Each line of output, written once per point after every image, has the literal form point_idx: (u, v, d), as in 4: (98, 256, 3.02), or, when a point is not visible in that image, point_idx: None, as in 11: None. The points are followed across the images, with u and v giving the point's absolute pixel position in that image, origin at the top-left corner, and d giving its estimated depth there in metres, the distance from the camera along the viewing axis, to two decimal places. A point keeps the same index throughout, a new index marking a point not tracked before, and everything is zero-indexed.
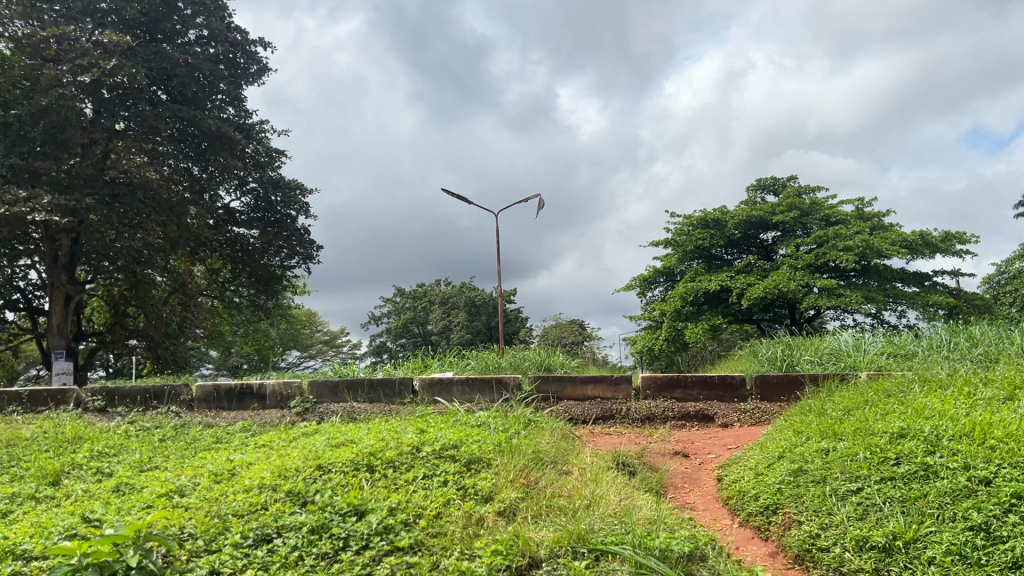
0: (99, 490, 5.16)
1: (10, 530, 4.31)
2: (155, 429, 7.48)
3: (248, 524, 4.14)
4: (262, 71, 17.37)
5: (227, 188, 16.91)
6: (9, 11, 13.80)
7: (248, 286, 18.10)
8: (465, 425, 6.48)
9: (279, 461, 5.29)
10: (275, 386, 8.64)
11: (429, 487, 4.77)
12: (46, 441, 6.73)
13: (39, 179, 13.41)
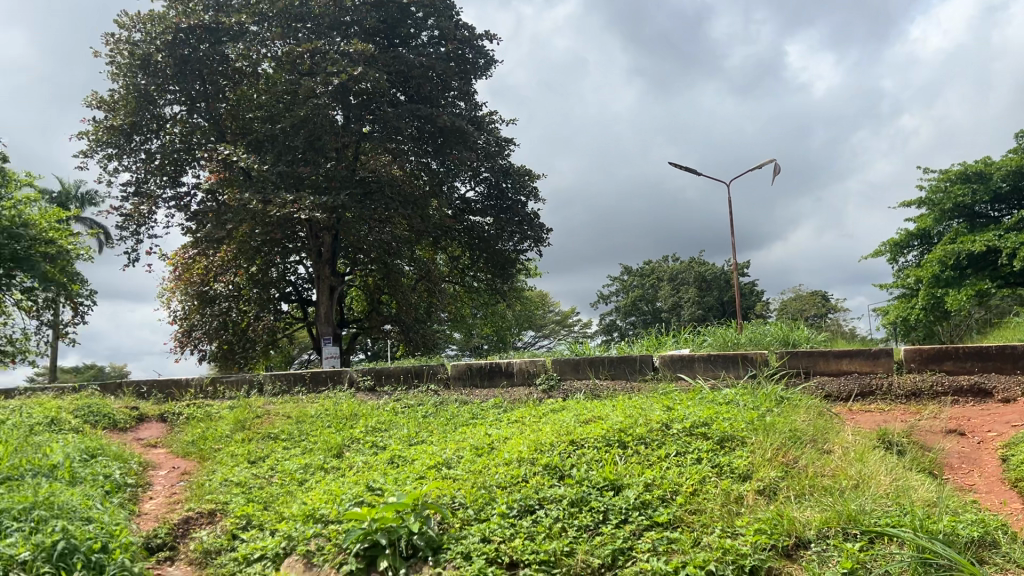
0: (376, 462, 5.66)
1: (308, 496, 4.84)
2: (418, 406, 8.07)
3: (512, 496, 4.33)
4: (490, 64, 17.99)
5: (463, 179, 17.66)
6: (271, 34, 15.33)
7: (486, 271, 18.91)
8: (713, 402, 6.35)
9: (534, 436, 5.49)
10: (522, 364, 8.96)
11: (683, 464, 4.73)
12: (328, 417, 7.50)
13: (303, 183, 14.69)
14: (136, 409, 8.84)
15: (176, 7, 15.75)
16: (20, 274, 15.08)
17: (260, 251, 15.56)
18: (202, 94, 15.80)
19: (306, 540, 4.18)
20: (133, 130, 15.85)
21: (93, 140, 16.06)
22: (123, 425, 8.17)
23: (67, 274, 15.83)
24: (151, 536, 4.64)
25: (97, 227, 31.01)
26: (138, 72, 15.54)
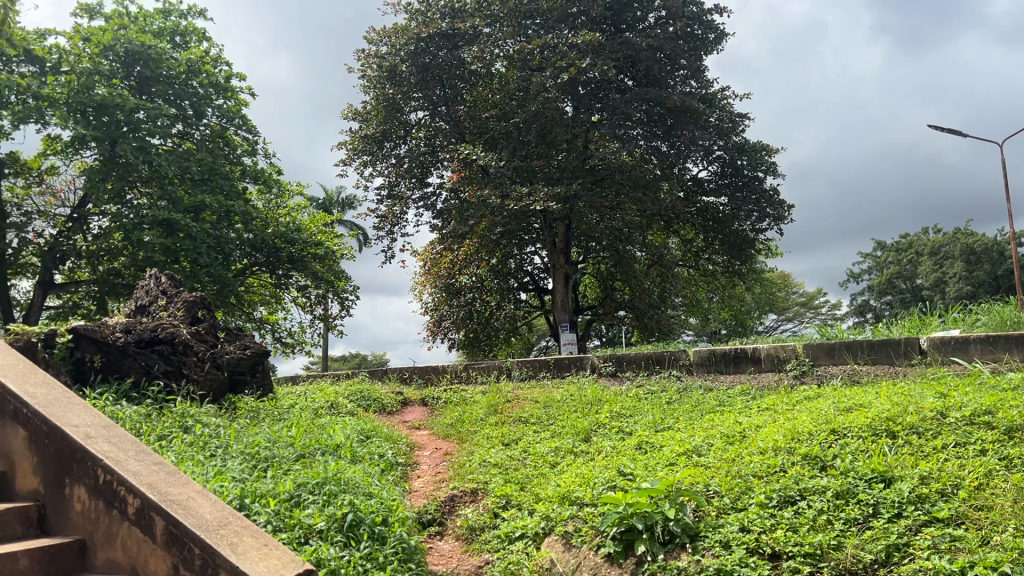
0: (625, 447, 5.70)
1: (561, 479, 4.98)
2: (662, 392, 8.03)
3: (770, 485, 4.19)
4: (720, 38, 17.40)
5: (695, 160, 17.17)
6: (503, 33, 15.78)
7: (723, 253, 18.30)
8: (995, 388, 5.73)
9: (790, 424, 5.26)
10: (770, 349, 8.59)
11: (964, 456, 4.31)
12: (574, 403, 7.66)
13: (536, 176, 14.97)
14: (400, 393, 9.59)
15: (417, 18, 16.82)
16: (295, 274, 16.80)
17: (498, 243, 16.21)
18: (442, 98, 16.76)
19: (563, 521, 4.33)
20: (383, 137, 17.20)
21: (351, 149, 17.55)
22: (390, 408, 8.88)
23: (333, 273, 17.27)
24: (422, 511, 5.01)
25: (358, 228, 34.01)
26: (386, 83, 16.84)
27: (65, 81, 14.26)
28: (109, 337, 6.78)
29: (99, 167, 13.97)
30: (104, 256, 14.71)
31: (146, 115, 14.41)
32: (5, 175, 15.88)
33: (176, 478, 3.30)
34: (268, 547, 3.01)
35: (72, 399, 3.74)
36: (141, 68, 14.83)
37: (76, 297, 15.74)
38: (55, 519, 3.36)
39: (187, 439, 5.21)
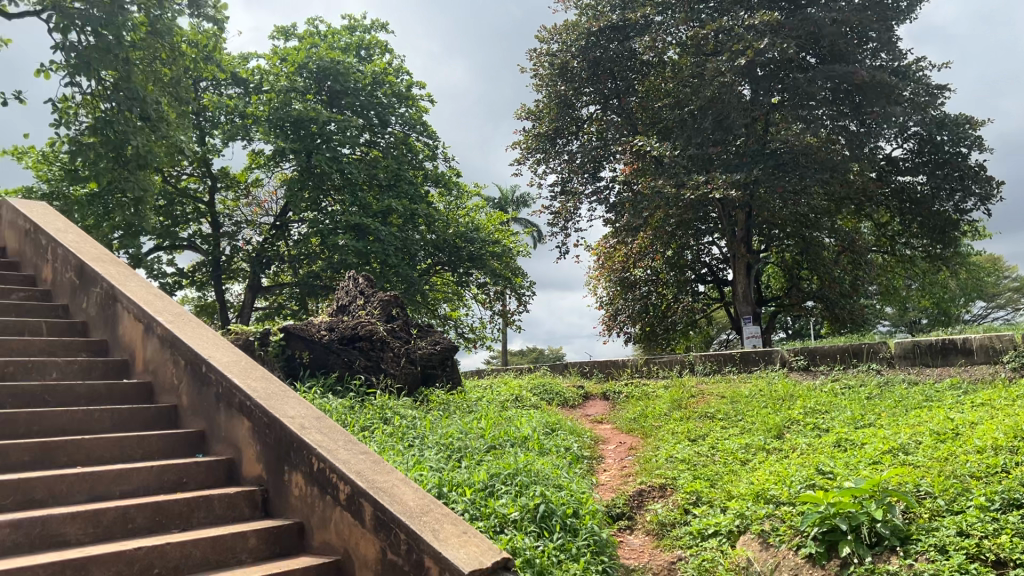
0: (822, 445, 5.43)
1: (755, 476, 4.83)
2: (861, 387, 7.58)
3: (992, 487, 3.85)
4: (914, 6, 16.16)
5: (888, 138, 15.96)
6: (676, 20, 15.38)
7: (922, 236, 17.01)
8: None
9: (1012, 422, 4.80)
10: (982, 339, 7.93)
11: None
12: (764, 398, 7.38)
13: (712, 163, 14.60)
14: (582, 387, 9.67)
15: (588, 12, 16.76)
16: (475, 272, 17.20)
17: (675, 235, 15.89)
18: (613, 91, 16.78)
19: (760, 520, 4.19)
20: (556, 134, 17.45)
21: (526, 148, 17.82)
22: (573, 402, 8.97)
23: (510, 269, 17.40)
24: (612, 505, 5.01)
25: (534, 225, 34.64)
26: (558, 80, 17.05)
27: (265, 99, 15.47)
28: (316, 334, 7.44)
29: (296, 177, 15.07)
30: (303, 259, 15.83)
31: (336, 126, 15.34)
32: (218, 189, 17.44)
33: (380, 466, 3.49)
34: (467, 535, 3.12)
35: (288, 392, 4.05)
36: (331, 82, 15.78)
37: (281, 298, 17.06)
38: (277, 502, 3.66)
39: (386, 430, 5.53)
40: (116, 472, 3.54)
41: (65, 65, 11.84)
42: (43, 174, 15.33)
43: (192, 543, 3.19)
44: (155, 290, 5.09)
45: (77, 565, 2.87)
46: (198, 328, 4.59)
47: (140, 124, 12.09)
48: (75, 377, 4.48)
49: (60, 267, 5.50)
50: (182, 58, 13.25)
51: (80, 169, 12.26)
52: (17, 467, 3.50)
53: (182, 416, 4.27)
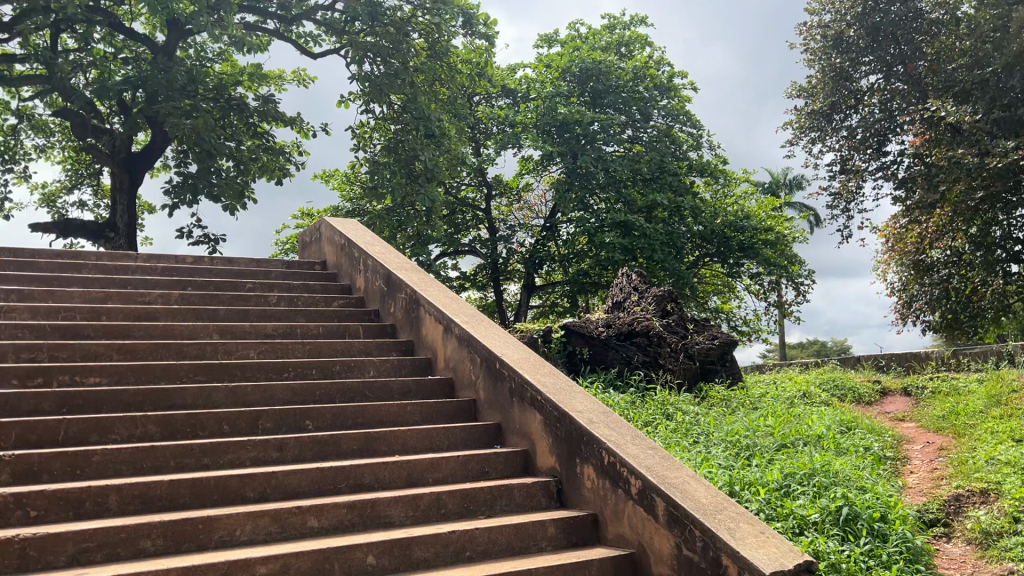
0: None
1: None
2: None
3: None
4: None
5: None
6: None
7: None
8: None
9: None
10: None
11: None
12: None
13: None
14: (879, 382, 8.97)
15: None
16: (747, 261, 16.54)
17: None
18: (898, 56, 15.04)
19: None
20: (832, 111, 15.99)
21: (798, 129, 16.63)
22: (868, 398, 8.36)
23: (786, 258, 16.51)
24: (924, 510, 4.63)
25: (809, 210, 32.95)
26: (832, 52, 15.89)
27: (533, 107, 16.10)
28: (593, 330, 7.69)
29: (564, 179, 15.53)
30: (573, 259, 16.21)
31: (601, 125, 15.58)
32: (493, 196, 18.41)
33: (670, 462, 3.49)
34: (765, 535, 3.03)
35: (576, 387, 4.19)
36: (594, 83, 16.02)
37: (555, 296, 17.66)
38: (571, 494, 3.80)
39: (671, 425, 5.57)
40: (428, 460, 3.88)
41: (360, 94, 13.19)
42: (346, 193, 17.19)
43: (497, 529, 3.42)
44: (451, 294, 5.49)
45: (402, 544, 3.19)
46: (491, 328, 4.89)
47: (424, 141, 13.12)
48: (388, 374, 4.97)
49: (370, 276, 6.13)
50: (458, 76, 14.19)
51: (376, 187, 13.56)
52: (348, 455, 3.97)
53: (479, 409, 4.57)
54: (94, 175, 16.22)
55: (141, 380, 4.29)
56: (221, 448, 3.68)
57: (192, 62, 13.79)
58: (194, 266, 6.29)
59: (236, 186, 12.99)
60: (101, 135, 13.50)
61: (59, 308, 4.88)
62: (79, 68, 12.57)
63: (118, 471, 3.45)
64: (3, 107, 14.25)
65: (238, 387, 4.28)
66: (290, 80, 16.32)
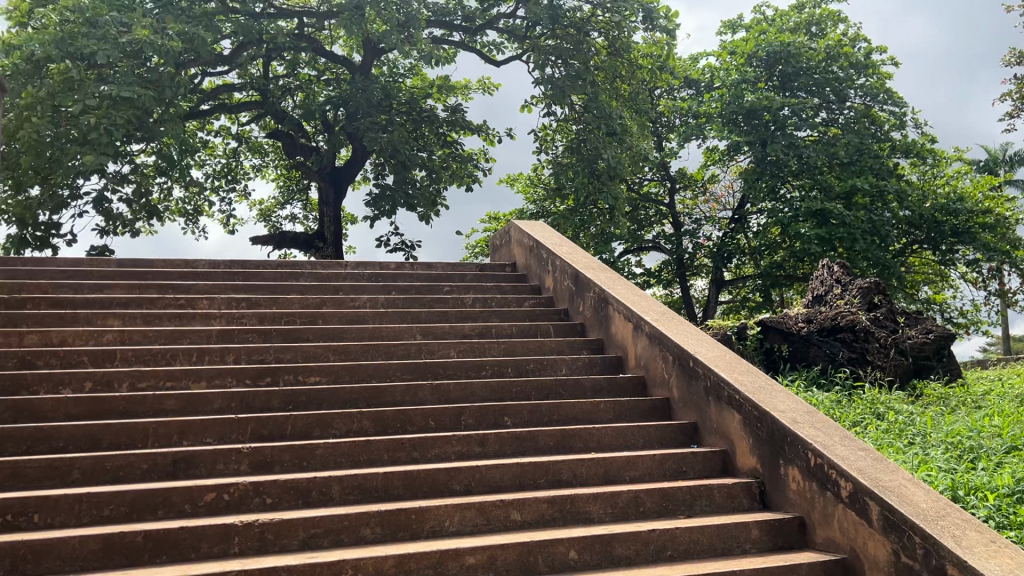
0: None
1: None
2: None
3: None
4: None
5: None
6: None
7: None
8: None
9: None
10: None
11: None
12: None
13: None
14: None
15: None
16: (961, 247, 15.22)
17: None
18: None
19: None
20: None
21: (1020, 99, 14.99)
22: None
23: (1009, 241, 15.04)
24: None
25: None
26: None
27: (717, 96, 15.64)
28: (793, 327, 7.40)
29: (752, 169, 14.97)
30: (764, 251, 15.57)
31: (791, 110, 14.88)
32: (678, 190, 18.09)
33: (884, 464, 3.30)
34: (996, 544, 2.81)
35: (776, 386, 4.05)
36: (783, 66, 15.34)
37: (746, 291, 17.10)
38: (775, 496, 3.68)
39: (882, 426, 5.25)
40: (625, 458, 3.90)
41: (544, 97, 13.42)
42: (531, 195, 17.53)
43: (700, 530, 3.38)
44: (641, 291, 5.48)
45: (604, 540, 3.23)
46: (683, 325, 4.82)
47: (606, 138, 13.13)
48: (581, 372, 5.04)
49: (559, 276, 6.23)
50: (640, 71, 14.08)
51: (561, 188, 13.75)
52: (546, 451, 4.06)
53: (673, 408, 4.52)
54: (303, 191, 17.55)
55: (354, 379, 4.62)
56: (427, 443, 3.89)
57: (385, 79, 14.60)
58: (396, 272, 6.66)
59: (429, 194, 13.66)
60: (309, 153, 14.58)
61: (281, 314, 5.34)
62: (288, 92, 13.66)
63: (338, 463, 3.73)
64: (226, 132, 15.77)
65: (441, 385, 4.50)
66: (476, 89, 16.88)
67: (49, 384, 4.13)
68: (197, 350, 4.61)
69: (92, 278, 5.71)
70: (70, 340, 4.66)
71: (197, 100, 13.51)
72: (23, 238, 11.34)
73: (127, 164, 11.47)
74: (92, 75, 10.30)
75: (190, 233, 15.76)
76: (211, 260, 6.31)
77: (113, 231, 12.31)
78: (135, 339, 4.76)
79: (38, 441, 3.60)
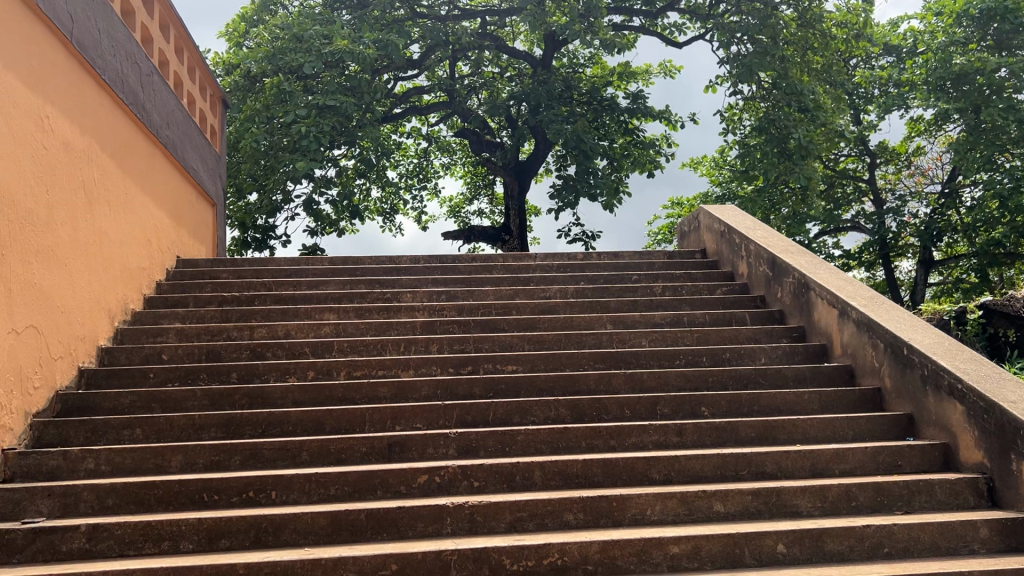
0: None
1: None
2: None
3: None
4: None
5: None
6: None
7: None
8: None
9: None
10: None
11: None
12: None
13: None
14: None
15: None
16: None
17: None
18: None
19: None
20: None
21: None
22: None
23: None
24: None
25: None
26: None
27: (922, 62, 14.46)
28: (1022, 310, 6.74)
29: (965, 138, 13.68)
30: (981, 227, 14.21)
31: (1010, 71, 13.45)
32: (878, 165, 16.95)
33: None
34: None
35: (1004, 374, 3.73)
36: (999, 24, 13.77)
37: (959, 271, 15.76)
38: (1006, 493, 3.39)
39: None
40: (833, 451, 3.73)
41: (729, 77, 12.99)
42: (717, 179, 17.05)
43: (920, 528, 3.18)
44: (845, 276, 5.20)
45: (814, 535, 3.12)
46: (895, 311, 4.53)
47: (797, 116, 12.48)
48: (781, 361, 4.86)
49: (755, 263, 6.03)
50: (835, 43, 13.32)
51: (750, 170, 13.28)
52: (747, 442, 3.97)
53: (886, 398, 4.27)
54: (490, 186, 18.08)
55: (550, 367, 4.72)
56: (625, 431, 3.91)
57: (566, 71, 14.71)
58: (585, 262, 6.72)
59: (613, 183, 13.50)
60: (495, 149, 14.95)
61: (478, 306, 5.55)
62: (474, 90, 14.10)
63: (539, 450, 3.84)
64: (417, 133, 16.51)
65: (635, 374, 4.51)
66: (658, 73, 16.65)
67: (278, 373, 4.53)
68: (404, 340, 4.89)
69: (308, 276, 6.19)
70: (292, 333, 5.09)
71: (390, 104, 14.25)
72: (245, 240, 12.48)
73: (332, 167, 12.31)
74: (300, 87, 11.16)
75: (388, 230, 16.67)
76: (411, 255, 6.66)
77: (321, 231, 13.28)
78: (348, 331, 5.12)
79: (271, 425, 3.97)
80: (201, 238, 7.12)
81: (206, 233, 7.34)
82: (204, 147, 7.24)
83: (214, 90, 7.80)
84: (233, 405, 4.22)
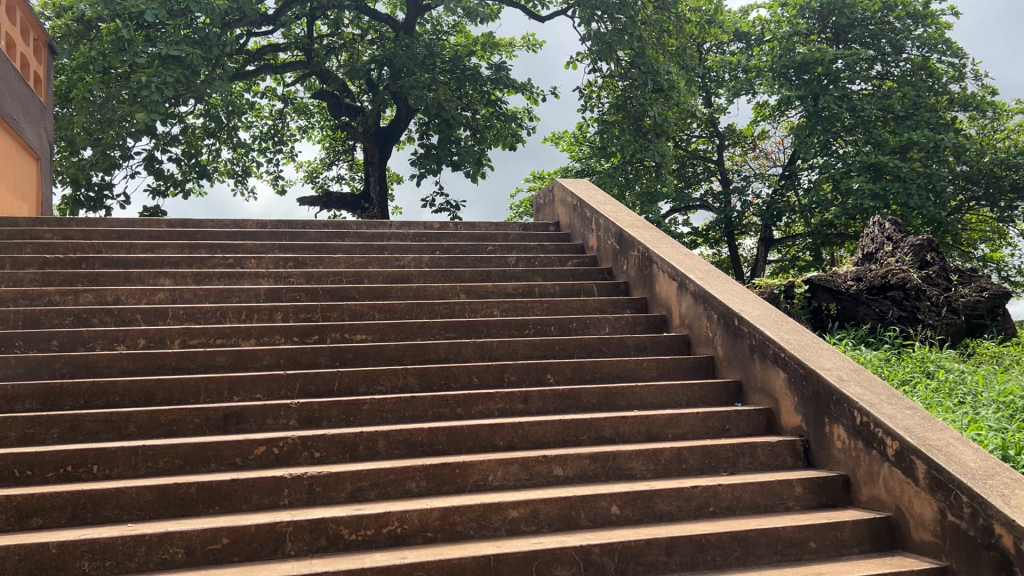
0: None
1: None
2: None
3: None
4: None
5: None
6: None
7: None
8: None
9: None
10: None
11: None
12: None
13: None
14: None
15: None
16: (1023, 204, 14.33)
17: None
18: None
19: None
20: None
21: None
22: None
23: None
24: None
25: None
26: None
27: (768, 49, 15.07)
28: (842, 285, 7.26)
29: (805, 124, 14.47)
30: (815, 209, 15.16)
31: (845, 63, 14.35)
32: (726, 147, 17.80)
33: (933, 424, 3.27)
34: None
35: (822, 344, 4.00)
36: (837, 17, 14.66)
37: (795, 249, 16.85)
38: (820, 454, 3.66)
39: (932, 385, 5.39)
40: (667, 416, 3.90)
41: (590, 54, 13.21)
42: (576, 154, 17.36)
43: (742, 487, 3.38)
44: (685, 250, 5.42)
45: (646, 496, 3.26)
46: (728, 284, 4.77)
47: (652, 95, 12.86)
48: (624, 331, 5.02)
49: (603, 236, 6.19)
50: (688, 27, 13.82)
51: (607, 146, 13.52)
52: (588, 408, 4.08)
53: (718, 366, 4.49)
54: (348, 151, 17.67)
55: (400, 337, 4.67)
56: (472, 400, 3.93)
57: (429, 36, 14.50)
58: (441, 231, 6.69)
59: (475, 153, 13.40)
60: (354, 114, 14.57)
61: (329, 273, 5.42)
62: (332, 51, 13.68)
63: (384, 420, 3.80)
64: (272, 93, 15.86)
65: (484, 343, 4.53)
66: (520, 46, 16.71)
67: (105, 340, 4.25)
68: (245, 309, 4.69)
69: (143, 238, 5.84)
70: (123, 299, 4.78)
71: (243, 61, 13.54)
72: (78, 198, 11.61)
73: (177, 124, 11.63)
74: (141, 36, 10.41)
75: (240, 194, 15.96)
76: (258, 219, 6.39)
77: (165, 191, 12.56)
78: (184, 298, 4.88)
79: (94, 396, 3.72)
80: (22, 195, 6.57)
81: (28, 188, 6.78)
82: (26, 97, 6.66)
83: (38, 32, 7.18)
84: (53, 374, 3.93)
